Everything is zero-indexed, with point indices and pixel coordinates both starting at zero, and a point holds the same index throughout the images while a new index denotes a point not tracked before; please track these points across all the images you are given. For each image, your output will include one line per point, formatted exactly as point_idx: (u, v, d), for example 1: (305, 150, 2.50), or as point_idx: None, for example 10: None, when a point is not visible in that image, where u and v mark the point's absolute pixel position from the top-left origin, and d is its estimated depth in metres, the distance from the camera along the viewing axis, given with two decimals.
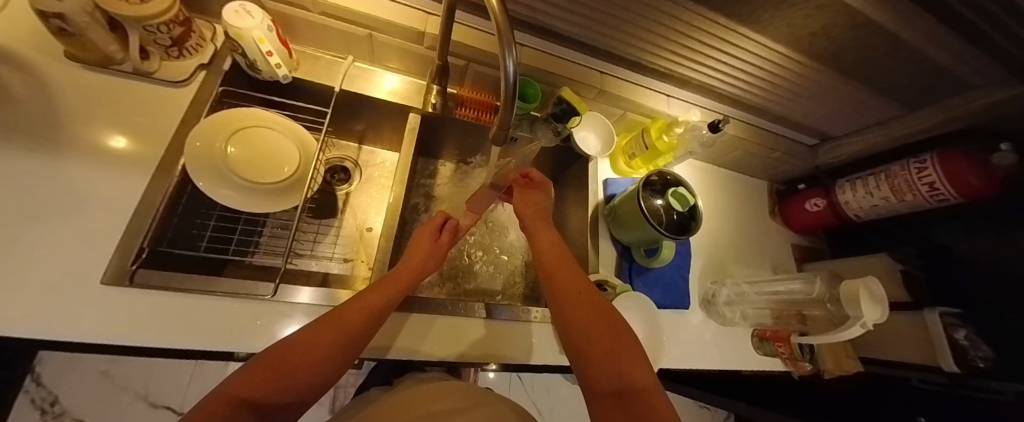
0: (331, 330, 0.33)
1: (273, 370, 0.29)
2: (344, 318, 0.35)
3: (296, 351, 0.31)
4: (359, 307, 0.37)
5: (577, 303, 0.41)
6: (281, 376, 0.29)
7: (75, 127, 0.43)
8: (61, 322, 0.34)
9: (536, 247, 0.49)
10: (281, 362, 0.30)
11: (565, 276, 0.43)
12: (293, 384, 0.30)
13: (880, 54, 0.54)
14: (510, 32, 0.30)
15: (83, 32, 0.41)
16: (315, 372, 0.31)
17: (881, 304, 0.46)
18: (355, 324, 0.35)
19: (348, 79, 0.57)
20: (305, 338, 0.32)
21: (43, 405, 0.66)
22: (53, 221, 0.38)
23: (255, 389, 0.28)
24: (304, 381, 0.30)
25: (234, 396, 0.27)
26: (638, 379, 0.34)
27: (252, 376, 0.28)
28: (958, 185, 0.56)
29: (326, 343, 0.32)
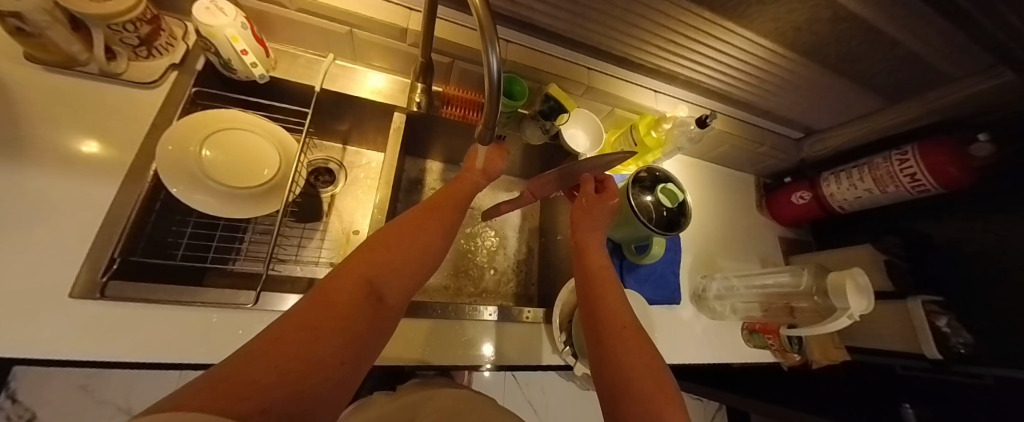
0: (419, 226, 0.33)
1: (385, 256, 0.29)
2: (424, 218, 0.35)
3: (395, 240, 0.30)
4: (433, 213, 0.36)
5: (619, 333, 0.33)
6: (390, 261, 0.29)
7: (35, 132, 0.41)
8: (24, 340, 0.32)
9: (582, 245, 0.45)
10: (383, 249, 0.29)
11: (607, 300, 0.37)
12: (404, 272, 0.29)
13: (863, 48, 0.55)
14: (492, 27, 0.29)
15: (42, 31, 0.39)
16: (417, 262, 0.31)
17: (867, 294, 0.47)
18: (437, 224, 0.35)
19: (329, 78, 0.55)
20: (398, 232, 0.31)
21: None
22: (14, 233, 0.36)
23: (375, 270, 0.27)
24: (410, 269, 0.30)
25: (357, 274, 0.26)
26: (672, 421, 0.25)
27: (366, 258, 0.28)
28: (938, 175, 0.57)
29: (423, 236, 0.32)
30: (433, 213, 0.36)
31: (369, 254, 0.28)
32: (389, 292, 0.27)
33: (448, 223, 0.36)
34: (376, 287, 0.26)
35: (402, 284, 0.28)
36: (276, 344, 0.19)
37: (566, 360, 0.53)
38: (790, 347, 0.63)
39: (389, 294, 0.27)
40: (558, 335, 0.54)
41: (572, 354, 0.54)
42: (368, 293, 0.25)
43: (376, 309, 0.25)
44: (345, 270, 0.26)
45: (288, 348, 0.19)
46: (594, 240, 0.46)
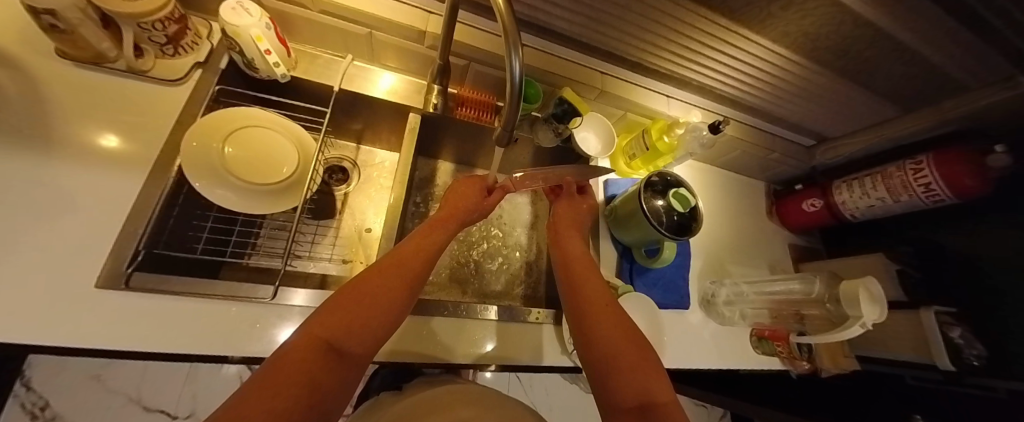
0: (383, 281, 0.36)
1: (346, 316, 0.32)
2: (392, 269, 0.38)
3: (358, 298, 0.33)
4: (402, 262, 0.39)
5: (603, 314, 0.41)
6: (350, 322, 0.31)
7: (65, 126, 0.42)
8: (53, 328, 0.33)
9: (557, 239, 0.53)
10: (343, 306, 0.32)
11: (592, 289, 0.44)
12: (364, 331, 0.32)
13: (878, 56, 0.55)
14: (516, 32, 0.30)
15: (75, 29, 0.40)
16: (380, 319, 0.34)
17: (881, 303, 0.46)
18: (402, 274, 0.38)
19: (347, 78, 0.56)
20: (361, 289, 0.34)
21: (33, 410, 0.64)
22: (45, 224, 0.37)
23: (334, 331, 0.30)
24: (371, 327, 0.33)
25: (315, 336, 0.29)
26: (660, 394, 0.33)
27: (326, 318, 0.31)
28: (953, 185, 0.57)
29: (387, 293, 0.35)
30: (401, 262, 0.39)
31: (329, 313, 0.31)
32: (348, 351, 0.30)
33: (417, 274, 0.39)
34: (334, 348, 0.30)
35: (363, 341, 0.32)
36: (238, 413, 0.22)
37: (574, 361, 0.54)
38: (799, 354, 0.63)
39: (348, 353, 0.30)
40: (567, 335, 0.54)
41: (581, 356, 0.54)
42: (326, 356, 0.29)
43: (332, 370, 0.29)
44: (307, 332, 0.29)
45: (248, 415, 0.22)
46: (569, 236, 0.53)
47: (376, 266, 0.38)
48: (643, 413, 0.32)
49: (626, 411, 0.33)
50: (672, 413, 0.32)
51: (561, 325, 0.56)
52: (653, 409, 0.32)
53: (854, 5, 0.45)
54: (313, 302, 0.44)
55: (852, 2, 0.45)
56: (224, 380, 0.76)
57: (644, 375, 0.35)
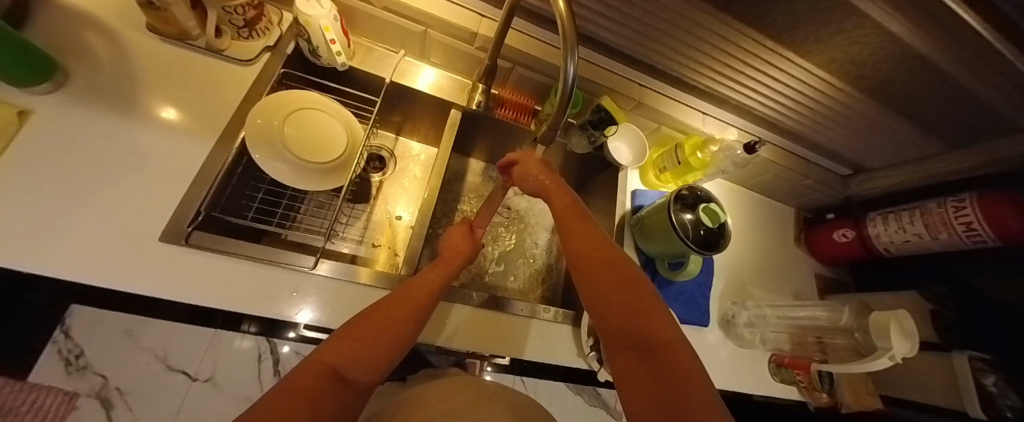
0: (392, 313, 0.36)
1: (354, 341, 0.32)
2: (400, 304, 0.37)
3: (367, 325, 0.33)
4: (411, 297, 0.39)
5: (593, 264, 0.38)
6: (359, 349, 0.31)
7: (147, 95, 0.46)
8: (120, 274, 0.37)
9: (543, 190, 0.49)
10: (354, 335, 0.32)
11: (575, 232, 0.42)
12: (370, 358, 0.32)
13: (921, 89, 0.55)
14: (574, 37, 0.32)
15: (169, 7, 0.44)
16: (388, 350, 0.33)
17: (912, 339, 0.45)
18: (407, 306, 0.38)
19: (398, 72, 0.59)
20: (371, 321, 0.34)
21: (66, 356, 0.42)
22: (120, 181, 0.41)
23: (341, 358, 0.30)
24: (379, 357, 0.33)
25: (323, 364, 0.29)
26: (659, 333, 0.32)
27: (332, 347, 0.31)
28: (996, 227, 0.55)
29: (393, 322, 0.35)
30: (413, 298, 0.39)
31: (339, 341, 0.31)
32: (353, 376, 0.30)
33: (422, 306, 0.39)
34: (339, 375, 0.29)
35: (367, 369, 0.31)
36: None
37: (590, 365, 0.55)
38: (819, 386, 0.62)
39: (354, 381, 0.30)
40: (585, 339, 0.55)
41: (597, 359, 0.55)
42: (332, 382, 0.28)
43: (336, 396, 0.28)
44: (313, 359, 0.29)
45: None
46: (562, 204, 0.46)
47: (383, 300, 0.37)
48: (646, 355, 0.32)
49: (629, 349, 0.33)
50: (677, 351, 0.31)
51: (579, 327, 0.58)
52: (655, 351, 0.31)
53: (906, 35, 0.45)
54: (341, 275, 0.47)
55: (903, 33, 0.45)
56: (252, 355, 0.50)
57: (638, 317, 0.34)
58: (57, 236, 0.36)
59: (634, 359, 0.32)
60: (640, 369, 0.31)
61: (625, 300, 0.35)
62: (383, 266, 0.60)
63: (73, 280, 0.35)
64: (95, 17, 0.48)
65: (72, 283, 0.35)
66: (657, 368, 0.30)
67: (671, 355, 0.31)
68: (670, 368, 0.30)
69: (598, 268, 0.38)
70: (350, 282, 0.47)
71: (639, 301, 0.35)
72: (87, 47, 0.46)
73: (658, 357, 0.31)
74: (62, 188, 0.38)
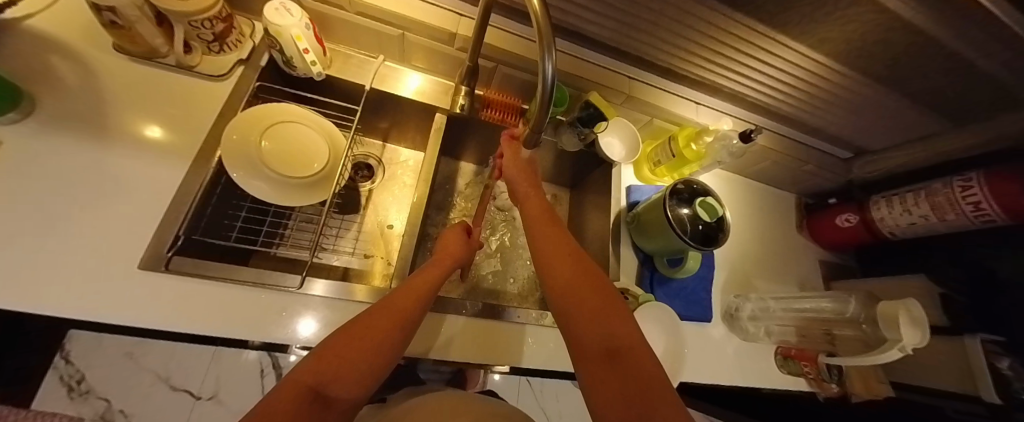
0: (377, 324, 0.33)
1: (337, 356, 0.29)
2: (388, 312, 0.35)
3: (350, 336, 0.31)
4: (398, 306, 0.36)
5: (563, 267, 0.37)
6: (341, 365, 0.29)
7: (119, 118, 0.45)
8: (96, 305, 0.35)
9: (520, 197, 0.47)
10: (336, 349, 0.30)
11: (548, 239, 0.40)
12: (354, 376, 0.29)
13: (921, 65, 0.52)
14: (550, 34, 0.30)
15: (132, 25, 0.43)
16: (374, 364, 0.31)
17: (923, 327, 0.43)
18: (392, 315, 0.35)
19: (378, 78, 0.58)
20: (354, 335, 0.31)
21: (70, 382, 0.66)
22: (92, 208, 0.39)
23: (321, 376, 0.27)
24: (365, 373, 0.30)
25: (299, 385, 0.26)
26: (627, 338, 0.30)
27: (312, 364, 0.28)
28: (1005, 206, 0.53)
29: (379, 332, 0.32)
30: (401, 306, 0.36)
31: (318, 358, 0.29)
32: (334, 396, 0.27)
33: (410, 315, 0.36)
34: (320, 396, 0.26)
35: (351, 388, 0.29)
36: None
37: None
38: (827, 377, 0.60)
39: (335, 400, 0.27)
40: None
41: None
42: (310, 404, 0.25)
43: (315, 420, 0.25)
44: (290, 380, 0.26)
45: None
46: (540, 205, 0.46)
47: (370, 310, 0.35)
48: (615, 361, 0.29)
49: (599, 356, 0.30)
50: (645, 358, 0.29)
51: None
52: (623, 356, 0.29)
53: (903, 11, 0.43)
54: (332, 294, 0.45)
55: (900, 8, 0.43)
56: (259, 369, 0.77)
57: (607, 323, 0.32)
58: (26, 271, 0.34)
59: (603, 367, 0.29)
60: (609, 376, 0.28)
61: (595, 304, 0.34)
62: (377, 279, 0.59)
63: (50, 315, 0.34)
64: (60, 40, 0.46)
65: (49, 318, 0.34)
66: (628, 375, 0.28)
67: (640, 362, 0.29)
68: (639, 377, 0.27)
69: (567, 270, 0.37)
70: (341, 301, 0.45)
71: (609, 308, 0.33)
72: (52, 71, 0.44)
73: (627, 366, 0.28)
74: (31, 219, 0.37)
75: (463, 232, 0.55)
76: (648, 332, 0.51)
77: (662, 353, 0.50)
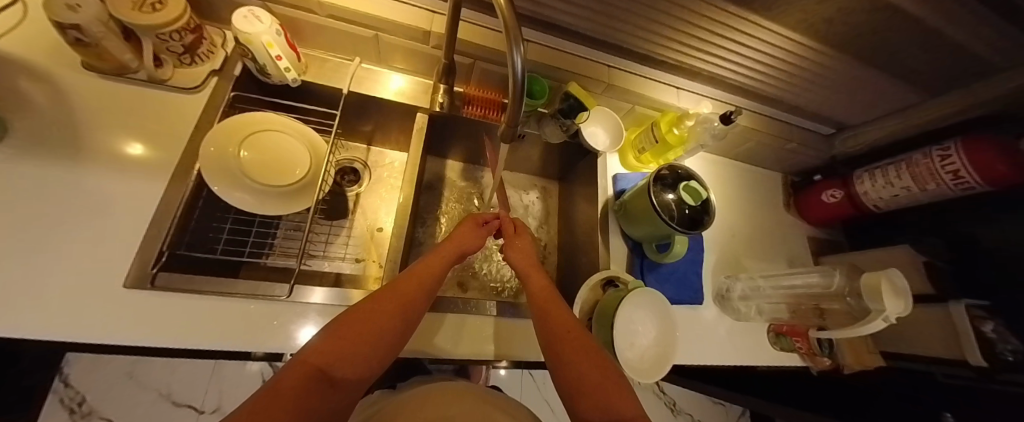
0: (381, 309, 0.35)
1: (343, 341, 0.31)
2: (395, 297, 0.36)
3: (357, 321, 0.33)
4: (404, 291, 0.38)
5: (567, 342, 0.38)
6: (345, 350, 0.31)
7: (93, 137, 0.44)
8: (84, 325, 0.35)
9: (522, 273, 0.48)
10: (342, 334, 0.32)
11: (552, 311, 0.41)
12: (358, 358, 0.31)
13: (898, 38, 0.52)
14: (517, 27, 0.30)
15: (99, 42, 0.42)
16: (377, 349, 0.33)
17: (904, 297, 0.44)
18: (398, 301, 0.36)
19: (356, 81, 0.57)
20: (359, 319, 0.33)
21: (72, 405, 0.70)
22: (72, 229, 0.39)
23: (328, 359, 0.30)
24: (369, 358, 0.32)
25: (308, 366, 0.29)
26: (625, 410, 0.32)
27: (320, 347, 0.30)
28: (983, 172, 0.54)
29: (383, 319, 0.34)
30: (406, 290, 0.38)
31: (325, 341, 0.31)
32: (339, 377, 0.30)
33: (415, 301, 0.38)
34: (326, 375, 0.29)
35: (355, 368, 0.31)
36: None
37: None
38: (819, 351, 0.61)
39: (340, 381, 0.30)
40: None
41: None
42: (317, 385, 0.28)
43: (320, 398, 0.28)
44: (300, 361, 0.29)
45: None
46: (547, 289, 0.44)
47: (378, 294, 0.36)
48: None
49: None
50: None
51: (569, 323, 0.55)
52: None
53: None
54: (331, 300, 0.45)
55: None
56: (257, 377, 0.81)
57: (605, 394, 0.33)
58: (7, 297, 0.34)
59: None
60: None
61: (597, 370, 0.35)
62: (370, 282, 0.59)
63: (39, 339, 0.34)
64: (26, 61, 0.46)
65: (37, 341, 0.34)
66: None
67: None
68: None
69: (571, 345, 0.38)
70: (340, 307, 0.45)
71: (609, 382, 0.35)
72: (21, 93, 0.44)
73: None
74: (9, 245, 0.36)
75: (475, 226, 0.51)
76: (641, 317, 0.51)
77: (654, 338, 0.51)
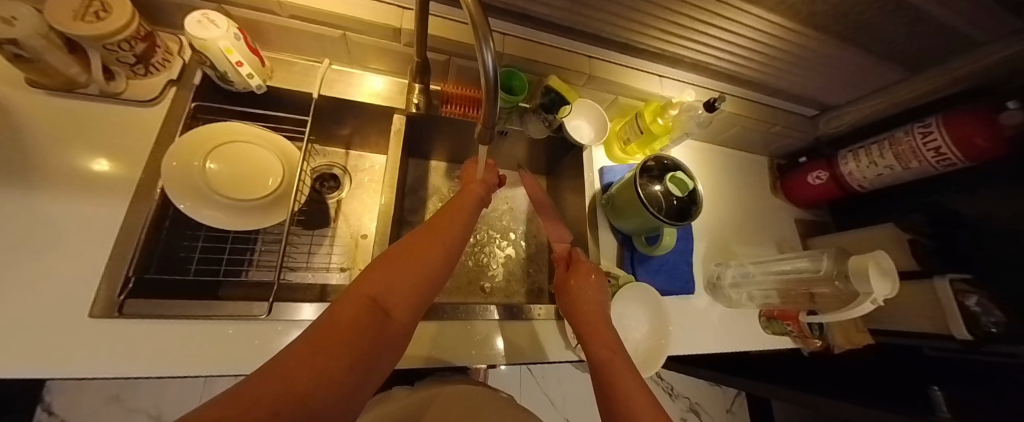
0: (422, 241, 0.33)
1: (390, 270, 0.30)
2: (432, 230, 0.35)
3: (400, 252, 0.31)
4: (441, 226, 0.36)
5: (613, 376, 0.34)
6: (394, 278, 0.30)
7: (38, 156, 0.41)
8: (46, 360, 0.33)
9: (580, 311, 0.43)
10: (388, 265, 0.30)
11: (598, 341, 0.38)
12: (407, 289, 0.30)
13: (877, 16, 0.52)
14: (484, 20, 0.28)
15: (41, 56, 0.39)
16: (425, 278, 0.31)
17: (891, 277, 0.45)
18: (439, 235, 0.35)
19: (326, 84, 0.55)
20: (403, 255, 0.31)
21: None
22: (22, 257, 0.36)
23: (378, 288, 0.29)
24: (416, 290, 0.31)
25: (361, 296, 0.28)
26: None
27: (369, 278, 0.29)
28: (964, 147, 0.54)
29: (425, 251, 0.33)
30: (442, 225, 0.36)
31: (373, 272, 0.30)
32: (392, 309, 0.28)
33: (454, 236, 0.36)
34: (379, 306, 0.28)
35: (408, 303, 0.30)
36: (276, 371, 0.21)
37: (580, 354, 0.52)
38: (811, 333, 0.62)
39: (392, 312, 0.28)
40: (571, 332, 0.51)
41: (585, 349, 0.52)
42: (371, 313, 0.27)
43: (379, 329, 0.27)
44: (352, 292, 0.28)
45: (287, 375, 0.20)
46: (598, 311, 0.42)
47: (417, 229, 0.35)
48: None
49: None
50: None
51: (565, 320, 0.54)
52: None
53: None
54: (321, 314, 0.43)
55: None
56: None
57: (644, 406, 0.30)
58: None
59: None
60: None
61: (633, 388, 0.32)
62: None
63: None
64: None
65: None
66: None
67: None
68: None
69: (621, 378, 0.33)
70: None
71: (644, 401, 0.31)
72: None
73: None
74: None
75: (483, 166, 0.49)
76: (631, 313, 0.51)
77: (649, 331, 0.51)
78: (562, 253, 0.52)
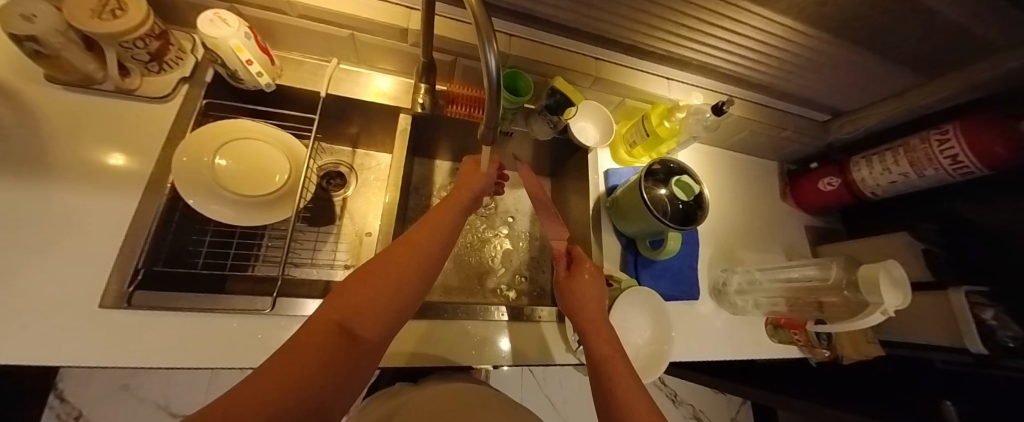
0: (395, 259, 0.31)
1: (358, 293, 0.29)
2: (407, 245, 0.33)
3: (370, 273, 0.30)
4: (418, 239, 0.34)
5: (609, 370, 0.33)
6: (365, 299, 0.28)
7: (54, 150, 0.42)
8: (57, 348, 0.34)
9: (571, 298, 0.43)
10: (358, 286, 0.29)
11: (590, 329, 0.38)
12: (378, 310, 0.29)
13: (893, 19, 0.50)
14: (487, 21, 0.28)
15: (59, 53, 0.40)
16: (397, 298, 0.30)
17: (903, 287, 0.43)
18: (414, 251, 0.33)
19: (334, 83, 0.55)
20: (371, 271, 0.30)
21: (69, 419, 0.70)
22: (36, 248, 0.37)
23: (345, 312, 0.27)
24: (388, 311, 0.29)
25: (327, 322, 0.27)
26: None
27: (336, 301, 0.28)
28: (983, 156, 0.52)
29: (397, 269, 0.31)
30: (418, 239, 0.34)
31: (342, 293, 0.28)
32: (360, 334, 0.27)
33: (431, 251, 0.34)
34: (347, 331, 0.27)
35: (377, 324, 0.28)
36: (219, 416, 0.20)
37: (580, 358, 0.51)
38: (818, 342, 0.61)
39: (360, 338, 0.27)
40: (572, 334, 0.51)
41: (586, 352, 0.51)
42: (336, 341, 0.26)
43: (343, 356, 0.26)
44: (317, 317, 0.27)
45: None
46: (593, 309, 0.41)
47: (393, 244, 0.33)
48: None
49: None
50: None
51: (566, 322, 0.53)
52: None
53: None
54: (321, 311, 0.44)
55: None
56: None
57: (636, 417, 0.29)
58: None
59: None
60: None
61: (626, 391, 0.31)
62: None
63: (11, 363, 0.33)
64: None
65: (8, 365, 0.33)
66: None
67: None
68: None
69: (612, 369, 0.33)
70: None
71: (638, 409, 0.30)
72: None
73: None
74: None
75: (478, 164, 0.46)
76: (633, 318, 0.50)
77: (651, 336, 0.50)
78: (562, 250, 0.50)
